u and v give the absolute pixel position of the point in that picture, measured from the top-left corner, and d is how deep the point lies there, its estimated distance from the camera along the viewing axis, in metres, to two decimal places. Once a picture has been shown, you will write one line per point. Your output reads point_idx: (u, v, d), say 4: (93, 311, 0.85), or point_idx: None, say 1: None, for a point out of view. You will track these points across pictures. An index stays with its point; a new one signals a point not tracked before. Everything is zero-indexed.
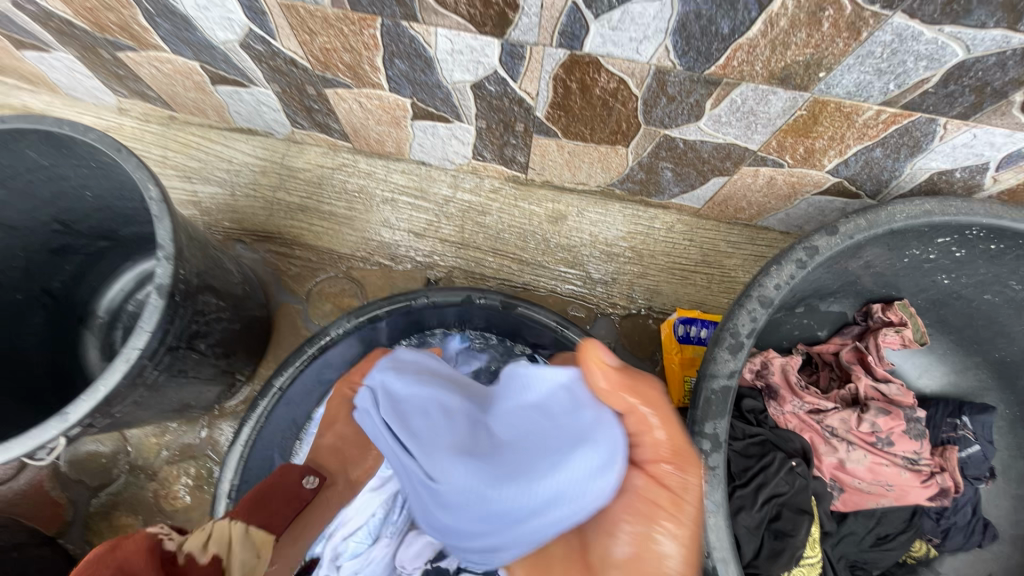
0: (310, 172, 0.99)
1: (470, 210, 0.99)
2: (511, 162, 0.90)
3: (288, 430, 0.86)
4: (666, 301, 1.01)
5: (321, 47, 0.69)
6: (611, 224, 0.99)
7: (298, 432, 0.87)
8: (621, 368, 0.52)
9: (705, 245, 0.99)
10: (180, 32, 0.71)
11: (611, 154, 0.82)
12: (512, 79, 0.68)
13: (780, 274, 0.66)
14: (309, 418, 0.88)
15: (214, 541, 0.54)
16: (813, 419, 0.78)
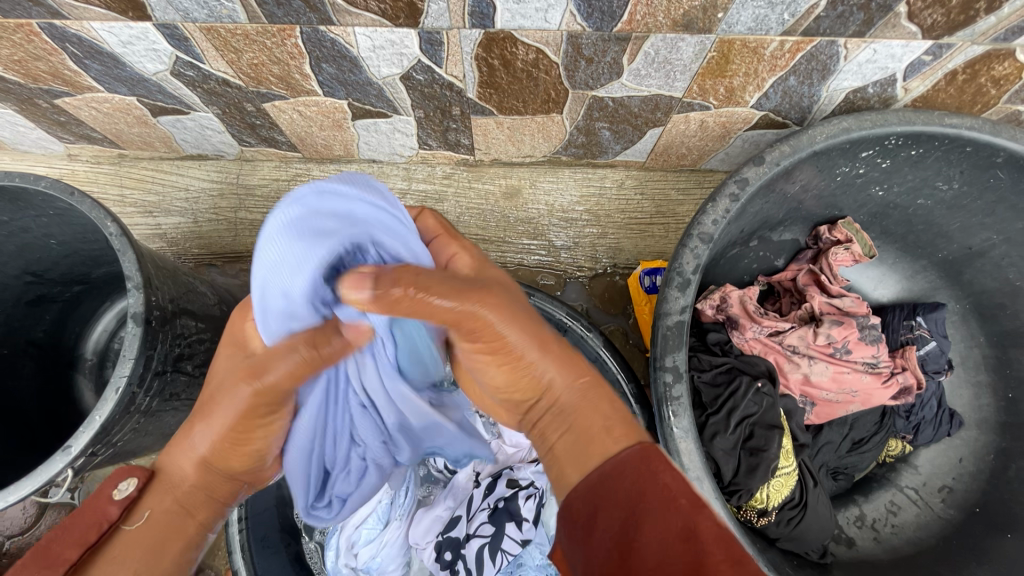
0: (267, 188, 1.02)
1: (427, 199, 1.02)
2: (457, 146, 0.94)
3: None
4: (629, 257, 1.04)
5: (249, 63, 0.71)
6: (564, 191, 1.02)
7: None
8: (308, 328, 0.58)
9: (657, 197, 1.02)
10: (111, 70, 0.73)
11: (548, 123, 0.85)
12: (436, 65, 0.71)
13: (716, 209, 0.70)
14: None
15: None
16: (774, 341, 0.83)
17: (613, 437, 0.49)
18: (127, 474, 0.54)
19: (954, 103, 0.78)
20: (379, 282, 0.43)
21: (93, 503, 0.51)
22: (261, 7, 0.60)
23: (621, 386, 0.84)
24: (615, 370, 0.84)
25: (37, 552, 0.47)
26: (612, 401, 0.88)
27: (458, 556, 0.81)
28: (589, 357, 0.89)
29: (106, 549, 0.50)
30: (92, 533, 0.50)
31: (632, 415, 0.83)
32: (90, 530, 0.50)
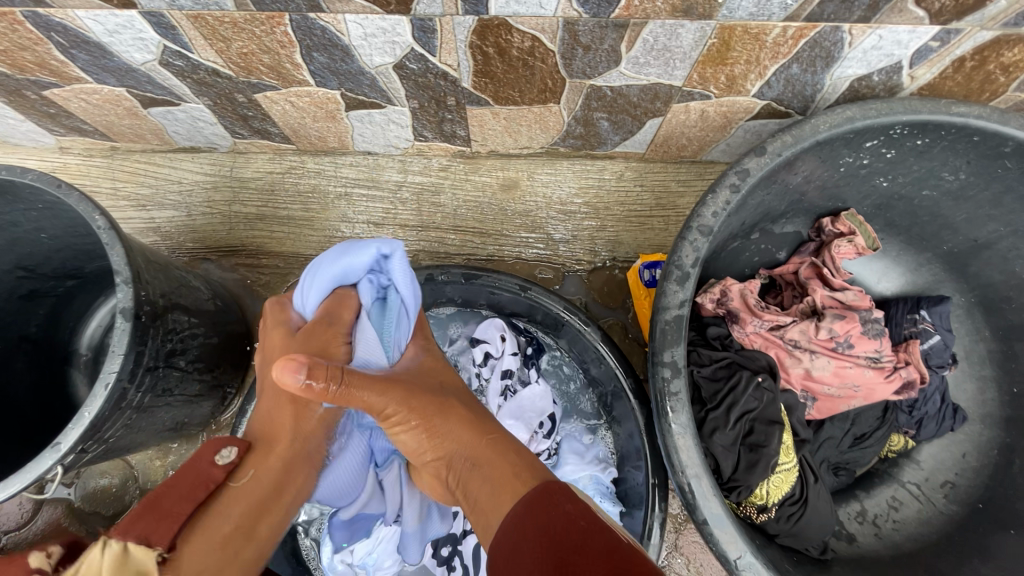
0: (261, 181, 1.00)
1: (424, 192, 1.01)
2: (453, 138, 0.92)
3: None
4: (628, 250, 1.03)
5: (238, 52, 0.69)
6: (562, 183, 1.01)
7: None
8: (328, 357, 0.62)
9: (657, 188, 1.01)
10: (99, 60, 0.71)
11: (545, 113, 0.83)
12: (430, 54, 0.69)
13: (716, 201, 0.68)
14: None
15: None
16: (775, 336, 0.82)
17: (522, 480, 0.51)
18: (224, 443, 0.55)
19: (961, 91, 0.76)
20: (310, 374, 0.48)
21: (195, 466, 0.52)
22: None
23: (619, 381, 0.83)
24: (614, 365, 0.83)
25: (147, 506, 0.47)
26: (611, 396, 0.87)
27: (454, 550, 0.87)
28: (588, 351, 0.88)
29: (213, 505, 0.51)
30: (198, 492, 0.50)
31: (631, 410, 0.82)
32: (189, 494, 0.50)
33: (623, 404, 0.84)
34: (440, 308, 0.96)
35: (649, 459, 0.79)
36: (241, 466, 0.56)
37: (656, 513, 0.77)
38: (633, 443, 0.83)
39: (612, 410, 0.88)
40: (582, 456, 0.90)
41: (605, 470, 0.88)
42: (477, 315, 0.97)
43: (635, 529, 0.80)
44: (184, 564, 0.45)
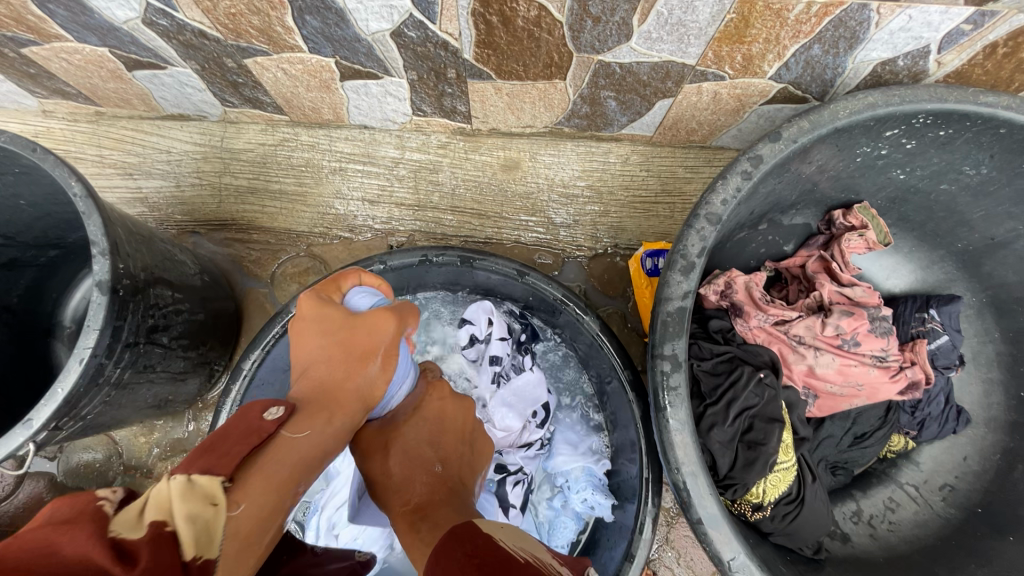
0: (252, 152, 0.96)
1: (421, 169, 0.97)
2: (453, 113, 0.88)
3: None
4: (631, 237, 1.00)
5: (226, 13, 0.65)
6: (565, 165, 0.97)
7: None
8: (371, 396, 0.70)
9: (663, 174, 0.97)
10: (78, 16, 0.67)
11: (550, 89, 0.79)
12: (429, 21, 0.65)
13: (726, 188, 0.65)
14: None
15: (152, 508, 0.36)
16: (780, 331, 0.79)
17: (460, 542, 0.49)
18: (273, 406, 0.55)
19: (990, 80, 0.72)
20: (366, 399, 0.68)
21: (244, 421, 0.51)
22: None
23: (616, 372, 0.80)
24: (611, 356, 0.80)
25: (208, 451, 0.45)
26: (607, 387, 0.84)
27: None
28: (585, 340, 0.85)
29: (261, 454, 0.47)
30: (254, 437, 0.48)
31: (627, 402, 0.80)
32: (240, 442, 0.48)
33: (618, 396, 0.82)
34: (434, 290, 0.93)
35: (644, 454, 0.77)
36: (288, 423, 0.54)
37: (648, 509, 0.74)
38: (628, 435, 0.81)
39: (606, 401, 0.86)
40: (575, 446, 0.88)
41: (598, 462, 0.85)
42: (472, 298, 0.94)
43: (626, 523, 0.78)
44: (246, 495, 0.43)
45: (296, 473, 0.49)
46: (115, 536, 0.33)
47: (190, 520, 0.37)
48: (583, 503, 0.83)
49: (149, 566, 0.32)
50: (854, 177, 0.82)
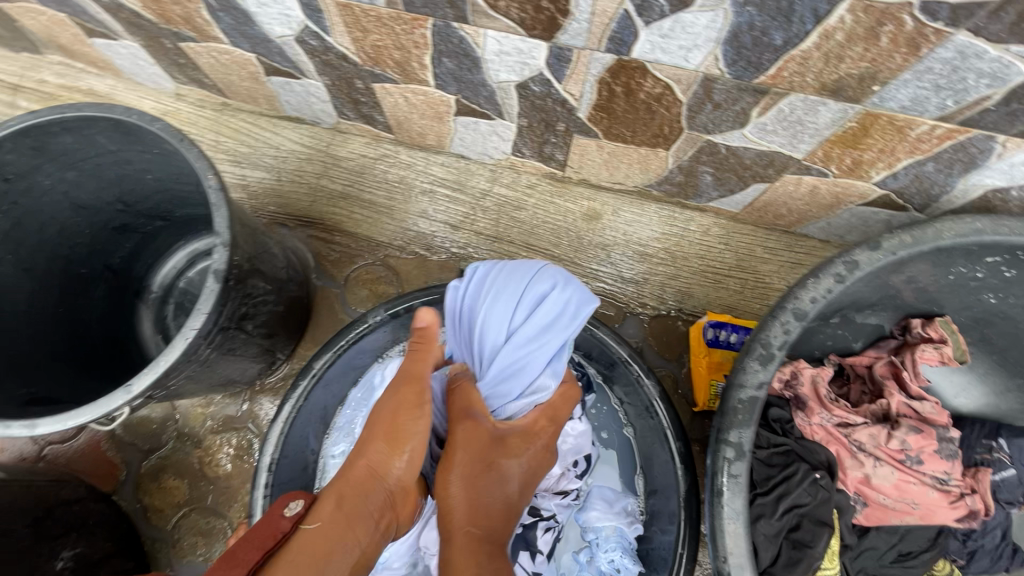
0: (353, 161, 1.02)
1: (505, 205, 1.01)
2: (549, 160, 0.91)
3: (323, 411, 0.89)
4: (696, 304, 1.01)
5: (372, 44, 0.70)
6: (646, 225, 0.98)
7: (328, 423, 0.91)
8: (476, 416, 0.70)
9: (741, 250, 0.98)
10: (241, 26, 0.73)
11: (652, 156, 0.82)
12: (557, 80, 0.69)
13: (817, 286, 0.65)
14: (343, 404, 0.93)
15: None
16: (842, 433, 0.78)
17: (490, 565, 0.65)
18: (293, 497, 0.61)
19: None
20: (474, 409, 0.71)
21: (269, 519, 0.58)
22: None
23: (667, 440, 0.80)
24: (665, 424, 0.80)
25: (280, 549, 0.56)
26: (654, 450, 0.84)
27: None
28: (639, 400, 0.85)
29: (282, 553, 0.55)
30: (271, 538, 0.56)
31: (672, 472, 0.80)
32: (259, 547, 0.55)
33: (664, 462, 0.82)
34: None
35: (682, 528, 0.77)
36: (308, 515, 0.60)
37: None
38: (667, 502, 0.81)
39: (649, 463, 0.87)
40: (611, 504, 0.86)
41: (631, 525, 0.85)
42: None
43: None
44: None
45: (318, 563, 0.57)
46: None
47: None
48: (609, 563, 0.83)
49: None
50: (942, 291, 0.81)
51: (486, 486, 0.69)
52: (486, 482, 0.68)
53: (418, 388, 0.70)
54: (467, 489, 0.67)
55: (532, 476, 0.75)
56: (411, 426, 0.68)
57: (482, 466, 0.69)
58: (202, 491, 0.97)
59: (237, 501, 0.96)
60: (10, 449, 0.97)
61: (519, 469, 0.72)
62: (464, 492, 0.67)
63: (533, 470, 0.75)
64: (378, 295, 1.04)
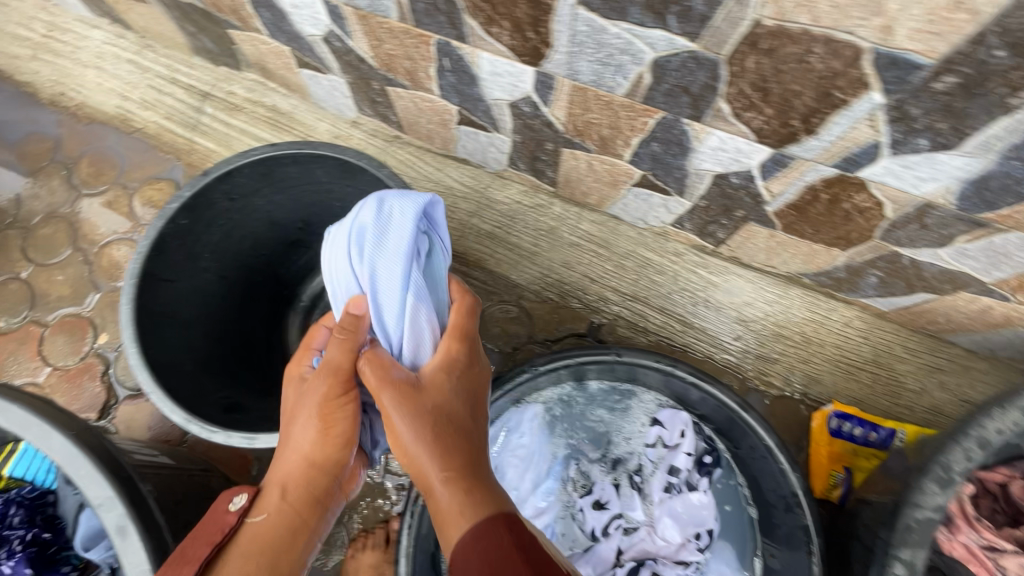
0: (506, 205, 1.07)
1: (648, 267, 1.04)
2: (707, 235, 0.94)
3: None
4: (823, 391, 1.02)
5: (587, 120, 0.75)
6: (787, 308, 1.00)
7: None
8: (384, 367, 0.62)
9: (880, 346, 0.98)
10: (461, 85, 0.79)
11: (822, 253, 0.83)
12: (762, 178, 0.71)
13: (1005, 417, 0.66)
14: None
15: None
16: (986, 555, 0.77)
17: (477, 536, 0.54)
18: (239, 490, 0.62)
19: None
20: (394, 365, 0.62)
21: (214, 516, 0.60)
22: (649, 91, 0.63)
23: (807, 537, 0.78)
24: (804, 522, 0.78)
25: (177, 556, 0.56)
26: (786, 543, 0.82)
27: None
28: (780, 489, 0.82)
29: (231, 548, 0.58)
30: (216, 533, 0.58)
31: (805, 569, 0.78)
32: (207, 543, 0.57)
33: (797, 556, 0.80)
34: (645, 387, 0.93)
35: None
36: (254, 506, 0.62)
37: None
38: None
39: (776, 553, 0.84)
40: None
41: None
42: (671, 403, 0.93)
43: None
44: None
45: (282, 553, 0.59)
46: None
47: None
48: None
49: None
50: None
51: (453, 442, 0.60)
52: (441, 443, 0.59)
53: (340, 374, 0.64)
54: (426, 441, 0.59)
55: (477, 392, 0.65)
56: (342, 412, 0.64)
57: (432, 410, 0.61)
58: None
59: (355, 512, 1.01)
60: (156, 428, 1.04)
61: (459, 398, 0.63)
62: (427, 454, 0.59)
63: (474, 388, 0.65)
64: (510, 334, 1.07)
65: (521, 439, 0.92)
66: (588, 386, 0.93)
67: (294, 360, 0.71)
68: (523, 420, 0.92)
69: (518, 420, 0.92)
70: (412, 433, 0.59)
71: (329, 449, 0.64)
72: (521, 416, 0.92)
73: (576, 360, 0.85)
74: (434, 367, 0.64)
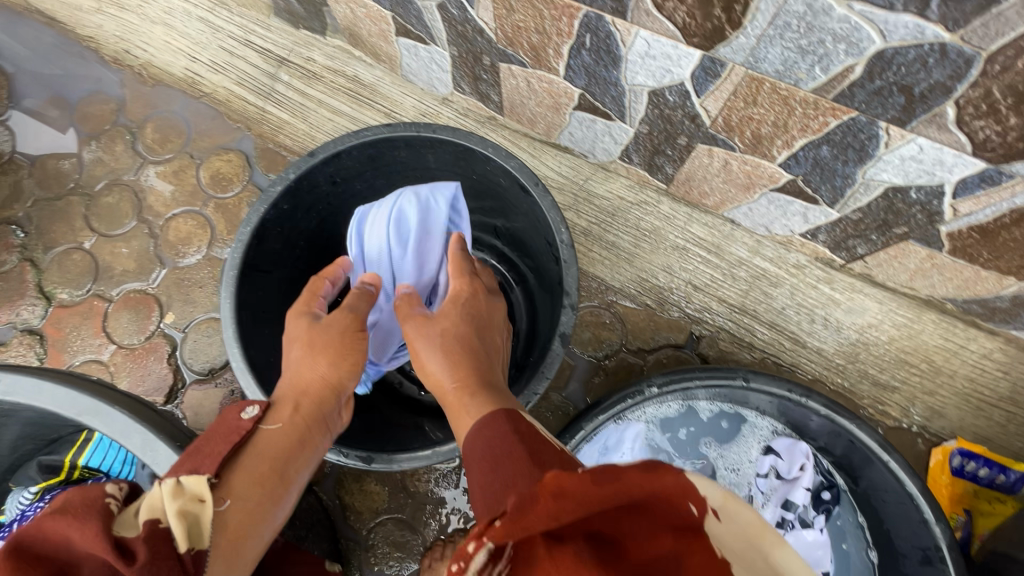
0: (607, 200, 0.97)
1: (761, 278, 0.94)
2: (842, 249, 0.84)
3: None
4: (946, 426, 0.93)
5: (746, 116, 0.65)
6: (918, 334, 0.90)
7: None
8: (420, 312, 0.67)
9: (1020, 382, 0.88)
10: (597, 67, 0.69)
11: (989, 280, 0.73)
12: (954, 195, 0.61)
13: None
14: None
15: (145, 511, 0.47)
16: None
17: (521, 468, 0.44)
18: (251, 401, 0.61)
19: None
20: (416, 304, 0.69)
21: (226, 421, 0.59)
22: (852, 88, 0.53)
23: None
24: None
25: (184, 456, 0.54)
26: None
27: None
28: (916, 539, 0.74)
29: (240, 456, 0.56)
30: (232, 436, 0.57)
31: None
32: (224, 441, 0.56)
33: None
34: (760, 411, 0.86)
35: None
36: (267, 417, 0.61)
37: None
38: None
39: None
40: None
41: None
42: (786, 429, 0.87)
43: None
44: (230, 488, 0.53)
45: (281, 468, 0.58)
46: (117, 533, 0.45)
47: (182, 517, 0.48)
48: None
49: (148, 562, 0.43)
50: None
51: (473, 370, 0.62)
52: (449, 355, 0.63)
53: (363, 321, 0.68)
54: (443, 363, 0.62)
55: (482, 322, 0.68)
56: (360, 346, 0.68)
57: (443, 336, 0.64)
58: (401, 503, 0.97)
59: (431, 519, 0.97)
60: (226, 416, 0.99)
61: (465, 331, 0.65)
62: (430, 353, 0.63)
63: (477, 317, 0.68)
64: (601, 340, 0.99)
65: (622, 459, 0.85)
66: (695, 403, 0.88)
67: (301, 299, 0.72)
68: (626, 438, 0.85)
69: (620, 437, 0.85)
70: (440, 369, 0.62)
71: (340, 371, 0.66)
72: (624, 433, 0.85)
73: (699, 382, 0.78)
74: (455, 302, 0.68)
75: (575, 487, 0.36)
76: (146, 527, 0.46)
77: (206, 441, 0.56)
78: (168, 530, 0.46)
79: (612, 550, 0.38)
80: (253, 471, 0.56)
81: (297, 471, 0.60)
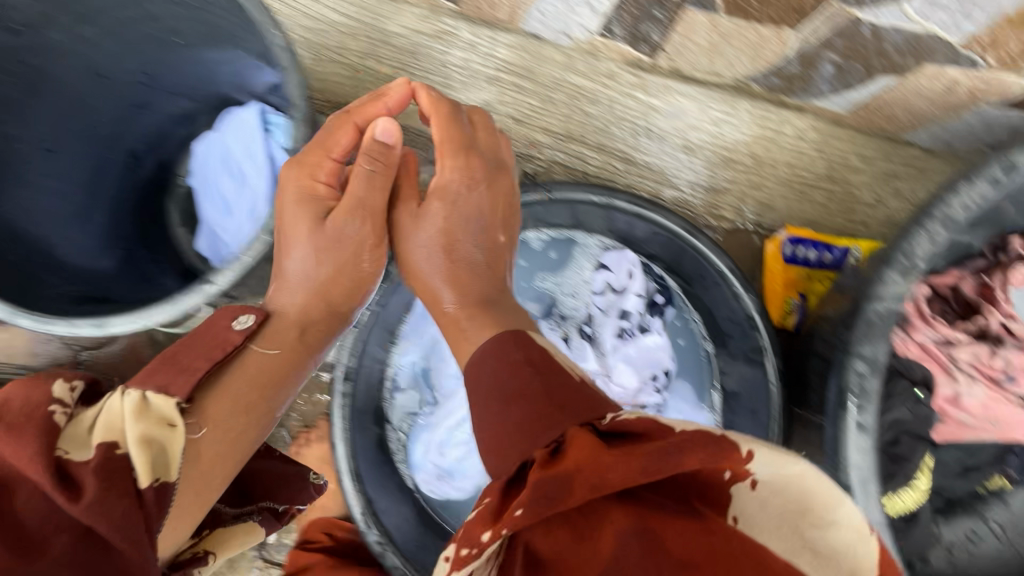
0: (403, 37, 0.88)
1: (580, 97, 0.90)
2: (641, 41, 0.79)
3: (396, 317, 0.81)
4: (776, 218, 0.95)
5: None
6: (737, 126, 0.89)
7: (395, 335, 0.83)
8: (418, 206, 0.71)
9: (836, 157, 0.90)
10: None
11: (771, 39, 0.71)
12: None
13: (972, 193, 0.58)
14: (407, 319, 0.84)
15: (102, 427, 0.48)
16: (940, 350, 0.74)
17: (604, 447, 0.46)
18: (244, 311, 0.62)
19: None
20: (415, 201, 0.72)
21: (215, 330, 0.58)
22: None
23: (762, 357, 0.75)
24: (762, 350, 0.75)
25: (166, 359, 0.55)
26: (741, 369, 0.80)
27: None
28: (732, 314, 0.78)
29: (223, 372, 0.57)
30: (217, 350, 0.56)
31: (761, 389, 0.76)
32: (207, 355, 0.56)
33: (753, 379, 0.78)
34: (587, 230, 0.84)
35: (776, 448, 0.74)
36: (255, 336, 0.61)
37: None
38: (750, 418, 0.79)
39: (733, 380, 0.82)
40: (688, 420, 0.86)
41: None
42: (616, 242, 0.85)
43: None
44: (201, 414, 0.54)
45: (263, 394, 0.59)
46: (59, 453, 0.47)
47: (145, 443, 0.48)
48: None
49: (90, 500, 0.44)
50: None
51: (476, 278, 0.69)
52: (460, 282, 0.68)
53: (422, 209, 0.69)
54: (457, 283, 0.67)
55: (495, 214, 0.72)
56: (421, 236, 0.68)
57: (488, 251, 0.71)
58: None
59: (292, 411, 0.93)
60: (44, 353, 0.90)
61: (476, 229, 0.70)
62: (440, 279, 0.68)
63: (489, 218, 0.71)
64: None
65: None
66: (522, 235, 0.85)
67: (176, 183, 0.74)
68: None
69: None
70: (473, 287, 0.67)
71: (335, 290, 0.69)
72: None
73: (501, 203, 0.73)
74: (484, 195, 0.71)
75: (581, 445, 0.42)
76: (101, 449, 0.47)
77: (173, 355, 0.56)
78: (124, 458, 0.47)
79: (498, 492, 0.44)
80: (228, 395, 0.56)
81: (276, 402, 0.61)
